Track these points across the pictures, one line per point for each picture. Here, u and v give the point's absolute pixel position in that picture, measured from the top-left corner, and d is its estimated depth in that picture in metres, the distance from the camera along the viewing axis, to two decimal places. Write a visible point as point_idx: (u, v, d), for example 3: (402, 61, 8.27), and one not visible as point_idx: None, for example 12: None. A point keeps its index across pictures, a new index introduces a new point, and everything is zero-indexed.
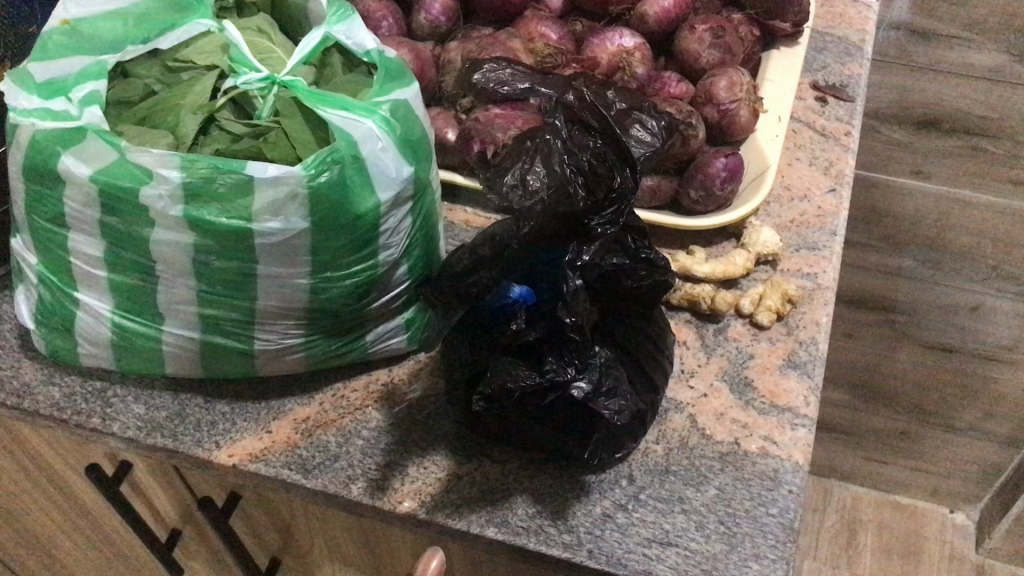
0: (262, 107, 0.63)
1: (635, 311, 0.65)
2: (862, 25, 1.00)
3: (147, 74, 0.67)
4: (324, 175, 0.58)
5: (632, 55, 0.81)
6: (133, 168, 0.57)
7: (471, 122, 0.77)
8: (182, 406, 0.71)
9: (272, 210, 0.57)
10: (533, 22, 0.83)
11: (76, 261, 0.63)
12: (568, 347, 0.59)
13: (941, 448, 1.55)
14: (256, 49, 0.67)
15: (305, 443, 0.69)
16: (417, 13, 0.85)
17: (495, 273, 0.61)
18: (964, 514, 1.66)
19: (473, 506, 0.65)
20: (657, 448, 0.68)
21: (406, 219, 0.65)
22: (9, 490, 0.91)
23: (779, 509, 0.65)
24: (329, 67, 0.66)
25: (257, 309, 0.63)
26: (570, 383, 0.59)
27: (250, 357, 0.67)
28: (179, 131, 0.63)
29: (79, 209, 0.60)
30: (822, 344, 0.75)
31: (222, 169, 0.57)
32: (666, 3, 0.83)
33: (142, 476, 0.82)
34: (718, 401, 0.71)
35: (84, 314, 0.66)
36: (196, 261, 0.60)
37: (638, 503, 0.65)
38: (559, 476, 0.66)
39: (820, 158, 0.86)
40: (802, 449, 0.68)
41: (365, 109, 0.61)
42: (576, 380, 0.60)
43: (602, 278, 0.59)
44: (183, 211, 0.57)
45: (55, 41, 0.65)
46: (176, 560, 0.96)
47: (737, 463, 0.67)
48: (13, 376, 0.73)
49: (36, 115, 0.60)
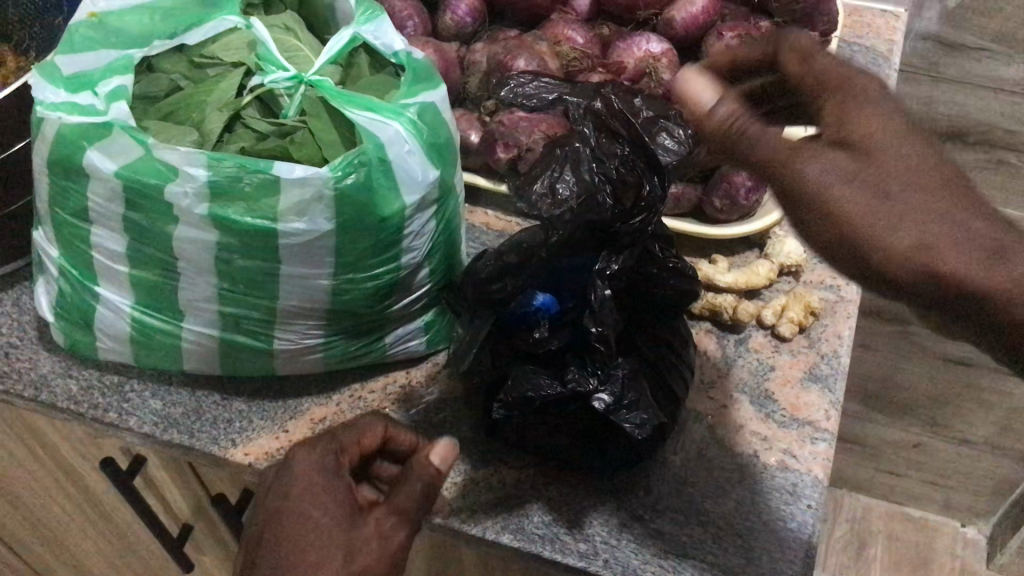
0: (288, 105, 0.62)
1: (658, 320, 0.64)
2: (890, 35, 0.99)
3: (173, 70, 0.67)
4: (351, 177, 0.57)
5: (658, 61, 0.81)
6: (159, 164, 0.57)
7: (495, 124, 0.76)
8: (199, 403, 0.71)
9: (297, 211, 0.57)
10: (559, 26, 0.83)
11: (97, 256, 0.63)
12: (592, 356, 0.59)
13: (956, 462, 1.54)
14: (282, 47, 0.66)
15: None
16: (444, 13, 0.85)
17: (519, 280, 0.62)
18: (976, 528, 1.65)
19: (488, 512, 0.65)
20: (675, 458, 0.67)
21: (430, 222, 0.64)
22: (22, 481, 0.91)
23: (798, 523, 0.64)
24: (355, 67, 0.66)
25: (278, 308, 0.63)
26: (592, 394, 0.59)
27: (269, 356, 0.66)
28: (205, 129, 0.62)
29: (103, 203, 0.60)
30: (843, 357, 0.74)
31: (249, 169, 0.56)
32: (694, 9, 0.82)
33: (156, 470, 0.82)
34: (738, 413, 0.70)
35: (103, 308, 0.66)
36: (218, 260, 0.60)
37: (655, 513, 0.65)
38: (575, 485, 0.66)
39: None
40: (822, 464, 0.68)
41: (392, 111, 0.60)
42: (598, 392, 0.59)
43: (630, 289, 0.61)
44: (208, 210, 0.57)
45: (82, 33, 0.64)
46: (186, 554, 0.96)
47: (755, 477, 0.67)
48: (31, 367, 0.73)
49: (63, 109, 0.59)
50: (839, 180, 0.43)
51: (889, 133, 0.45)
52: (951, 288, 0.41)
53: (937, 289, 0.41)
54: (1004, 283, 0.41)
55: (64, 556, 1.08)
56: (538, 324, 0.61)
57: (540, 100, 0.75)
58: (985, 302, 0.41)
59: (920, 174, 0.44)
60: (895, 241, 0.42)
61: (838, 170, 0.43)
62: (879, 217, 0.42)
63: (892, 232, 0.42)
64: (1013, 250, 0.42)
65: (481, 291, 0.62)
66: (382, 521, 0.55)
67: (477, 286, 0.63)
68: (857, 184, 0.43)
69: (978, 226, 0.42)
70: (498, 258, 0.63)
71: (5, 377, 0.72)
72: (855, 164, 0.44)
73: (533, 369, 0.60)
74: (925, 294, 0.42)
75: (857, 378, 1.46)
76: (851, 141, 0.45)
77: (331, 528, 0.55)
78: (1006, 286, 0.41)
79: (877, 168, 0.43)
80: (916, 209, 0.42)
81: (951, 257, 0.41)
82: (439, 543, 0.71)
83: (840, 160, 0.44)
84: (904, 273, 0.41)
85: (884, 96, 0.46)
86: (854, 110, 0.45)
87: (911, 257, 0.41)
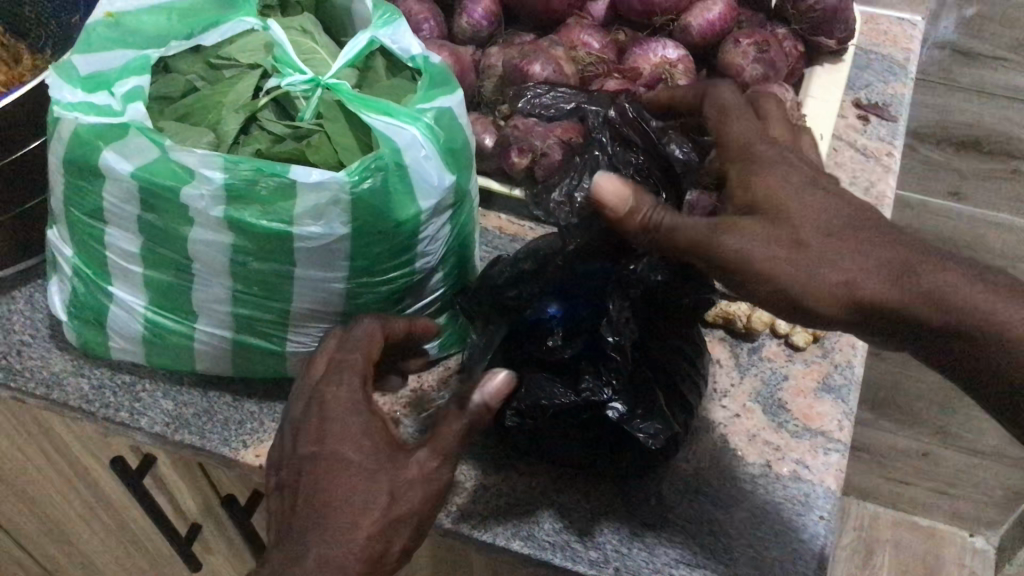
0: (305, 108, 0.62)
1: (673, 327, 0.64)
2: (907, 44, 0.99)
3: (189, 70, 0.67)
4: (367, 182, 0.57)
5: (675, 67, 0.81)
6: (175, 166, 0.57)
7: (510, 129, 0.76)
8: (210, 404, 0.71)
9: (313, 215, 0.57)
10: (575, 30, 0.83)
11: (112, 256, 0.63)
12: (607, 365, 0.59)
13: (965, 472, 1.53)
14: (299, 49, 0.66)
15: None
16: (460, 17, 0.85)
17: (535, 287, 0.63)
18: (984, 538, 1.64)
19: (499, 518, 0.65)
20: (687, 467, 0.67)
21: (445, 227, 0.64)
22: (32, 477, 0.91)
23: (810, 534, 0.64)
24: (372, 71, 0.66)
25: (292, 310, 0.63)
26: (605, 403, 0.59)
27: (281, 359, 0.66)
28: (221, 130, 0.62)
29: (119, 204, 0.60)
30: (857, 367, 0.74)
31: (266, 172, 0.56)
32: (711, 16, 0.82)
33: (165, 469, 0.82)
34: (751, 422, 0.70)
35: (117, 308, 0.66)
36: (233, 262, 0.60)
37: (666, 522, 0.64)
38: (586, 491, 0.66)
39: (860, 179, 0.85)
40: (834, 475, 0.67)
41: (409, 116, 0.60)
42: (612, 401, 0.59)
43: (645, 296, 0.61)
44: (224, 212, 0.57)
45: (99, 33, 0.64)
46: (194, 553, 0.96)
47: (767, 487, 0.66)
48: (43, 366, 0.73)
49: (80, 109, 0.59)
50: (758, 248, 0.50)
51: (792, 185, 0.52)
52: (878, 313, 0.50)
53: (866, 315, 0.50)
54: (925, 295, 0.49)
55: (72, 552, 1.08)
56: (552, 332, 0.61)
57: (558, 111, 0.75)
58: (907, 316, 0.50)
59: (834, 219, 0.51)
60: (831, 287, 0.49)
61: (765, 242, 0.50)
62: (808, 278, 0.49)
63: (823, 293, 0.49)
64: (921, 264, 0.50)
65: (497, 297, 0.64)
66: (426, 463, 0.53)
67: (492, 292, 0.65)
68: (783, 252, 0.50)
69: (892, 253, 0.50)
70: (513, 266, 0.65)
71: (18, 375, 0.72)
72: (776, 234, 0.50)
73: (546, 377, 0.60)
74: (858, 321, 0.50)
75: (867, 386, 1.45)
76: (759, 207, 0.51)
77: (371, 468, 0.52)
78: (928, 303, 0.50)
79: (794, 231, 0.50)
80: (837, 260, 0.50)
81: (873, 287, 0.49)
82: (449, 548, 0.70)
83: (760, 228, 0.50)
84: (836, 311, 0.50)
85: (784, 154, 0.53)
86: (760, 174, 0.52)
87: (848, 291, 0.49)
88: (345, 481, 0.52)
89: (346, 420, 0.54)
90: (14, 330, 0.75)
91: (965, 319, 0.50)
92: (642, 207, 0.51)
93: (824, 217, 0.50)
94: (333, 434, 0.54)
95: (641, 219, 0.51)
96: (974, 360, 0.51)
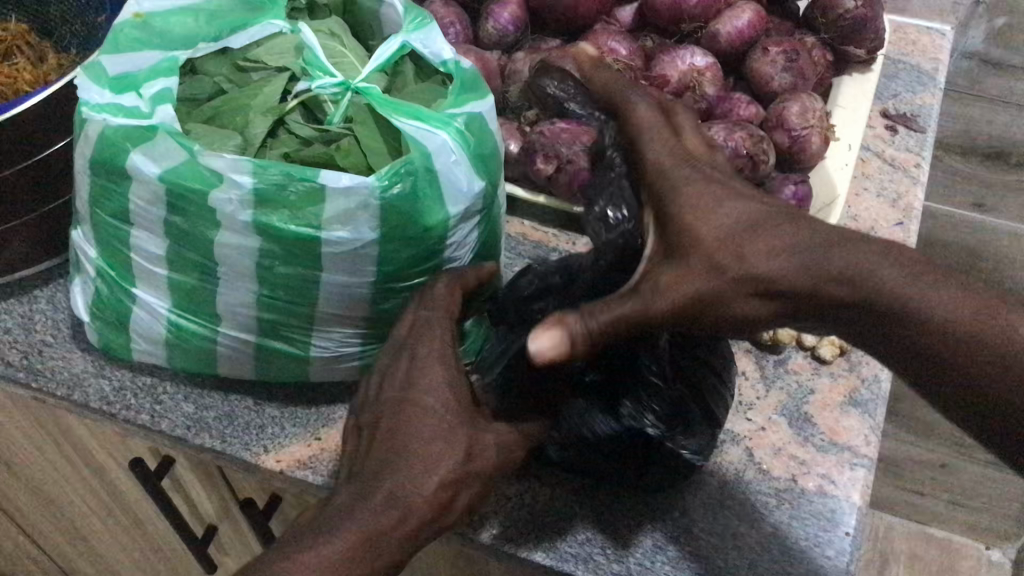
0: (334, 112, 0.62)
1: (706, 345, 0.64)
2: (936, 53, 0.98)
3: (216, 72, 0.66)
4: (397, 187, 0.57)
5: (703, 74, 0.80)
6: (203, 170, 0.57)
7: (535, 135, 0.76)
8: (232, 408, 0.70)
9: (342, 220, 0.57)
10: (602, 36, 0.82)
11: (137, 258, 0.63)
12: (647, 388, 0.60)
13: (984, 485, 1.51)
14: (328, 53, 0.66)
15: None
16: (486, 21, 0.84)
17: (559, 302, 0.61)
18: (1001, 552, 1.62)
19: (521, 529, 0.64)
20: (711, 481, 0.66)
21: (472, 233, 0.64)
22: (49, 475, 0.91)
23: (835, 551, 0.63)
24: (401, 75, 0.66)
25: (317, 315, 0.62)
26: (646, 426, 0.60)
27: (304, 364, 0.65)
28: (248, 132, 0.62)
29: (145, 206, 0.59)
30: (884, 381, 0.73)
31: (296, 177, 0.56)
32: (740, 23, 0.82)
33: (184, 471, 0.81)
34: (776, 435, 0.69)
35: (140, 310, 0.65)
36: (259, 266, 0.59)
37: (690, 536, 0.63)
38: (610, 503, 0.65)
39: (887, 190, 0.84)
40: (861, 491, 0.66)
41: (440, 121, 0.60)
42: (652, 423, 0.60)
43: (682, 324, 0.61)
44: (252, 216, 0.57)
45: (127, 34, 0.64)
46: (210, 554, 0.96)
47: (793, 502, 0.66)
48: (64, 366, 0.72)
49: (108, 111, 0.59)
50: (690, 287, 0.48)
51: (704, 204, 0.49)
52: (809, 304, 0.48)
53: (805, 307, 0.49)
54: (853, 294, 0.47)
55: (86, 549, 1.07)
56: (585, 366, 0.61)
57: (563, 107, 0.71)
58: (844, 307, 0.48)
59: (741, 231, 0.48)
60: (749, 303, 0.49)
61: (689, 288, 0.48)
62: (732, 301, 0.49)
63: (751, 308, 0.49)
64: (851, 256, 0.47)
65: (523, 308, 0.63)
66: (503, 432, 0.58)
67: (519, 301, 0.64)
68: (707, 292, 0.48)
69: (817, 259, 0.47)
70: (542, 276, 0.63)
71: (39, 375, 0.72)
72: (695, 268, 0.48)
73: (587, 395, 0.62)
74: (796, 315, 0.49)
75: None
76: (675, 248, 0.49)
77: (450, 422, 0.56)
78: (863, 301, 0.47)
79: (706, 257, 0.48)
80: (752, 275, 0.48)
81: (791, 287, 0.48)
82: (469, 557, 0.70)
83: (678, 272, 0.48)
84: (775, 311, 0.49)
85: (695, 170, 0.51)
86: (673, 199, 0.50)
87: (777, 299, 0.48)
88: (426, 429, 0.55)
89: (434, 372, 0.57)
90: (36, 330, 0.74)
91: (897, 312, 0.47)
92: (581, 330, 0.47)
93: (735, 235, 0.48)
94: (421, 384, 0.57)
95: (582, 347, 0.48)
96: (926, 351, 0.48)
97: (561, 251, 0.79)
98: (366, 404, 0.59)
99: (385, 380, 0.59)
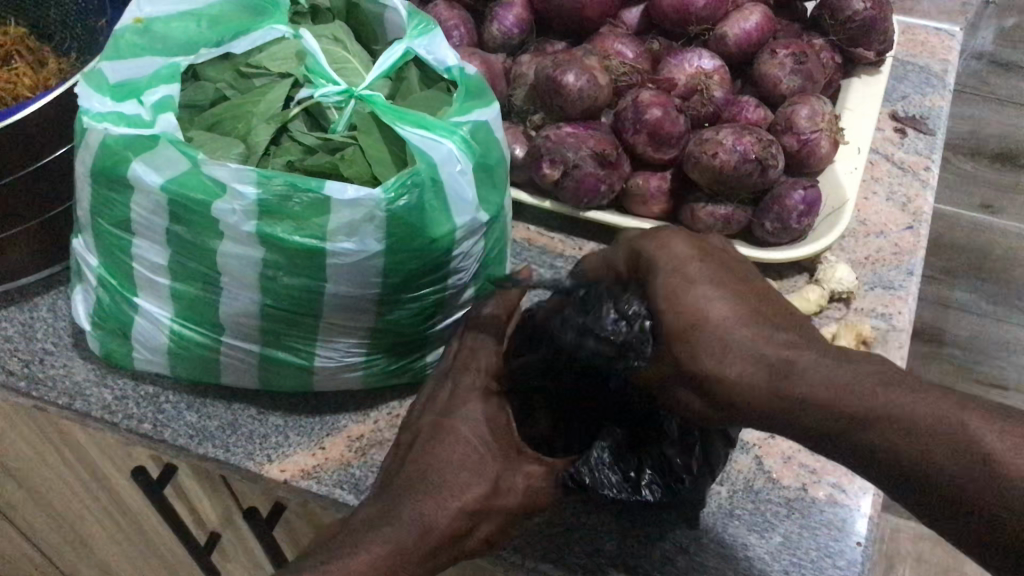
0: (338, 120, 0.61)
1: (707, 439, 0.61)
2: (944, 54, 0.97)
3: (218, 78, 0.65)
4: (403, 199, 0.56)
5: (710, 77, 0.79)
6: (206, 180, 0.56)
7: (541, 140, 0.75)
8: (235, 417, 0.69)
9: (347, 231, 0.56)
10: (608, 39, 0.82)
11: (138, 267, 0.62)
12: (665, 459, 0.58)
13: None
14: (331, 58, 0.65)
15: (359, 462, 0.67)
16: (490, 24, 0.83)
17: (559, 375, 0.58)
18: None
19: (529, 539, 0.63)
20: (721, 490, 0.66)
21: (478, 244, 0.63)
22: (51, 481, 0.90)
23: (846, 561, 0.62)
24: (405, 81, 0.65)
25: (321, 325, 0.62)
26: (644, 484, 0.58)
27: (308, 373, 0.65)
28: (251, 140, 0.61)
29: (147, 216, 0.58)
30: None
31: (299, 188, 0.55)
32: (747, 26, 0.81)
33: (186, 479, 0.80)
34: (786, 443, 0.68)
35: (142, 319, 0.64)
36: (263, 277, 0.58)
37: (700, 547, 0.63)
38: (618, 513, 0.64)
39: (897, 194, 0.83)
40: (872, 500, 0.65)
41: (445, 129, 0.59)
42: (651, 484, 0.58)
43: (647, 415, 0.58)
44: (255, 227, 0.56)
45: (127, 41, 0.62)
46: (212, 562, 0.94)
47: (803, 511, 0.65)
48: (65, 375, 0.71)
49: (109, 120, 0.58)
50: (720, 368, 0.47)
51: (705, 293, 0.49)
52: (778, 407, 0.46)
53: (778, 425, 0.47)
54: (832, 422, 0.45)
55: (87, 555, 1.06)
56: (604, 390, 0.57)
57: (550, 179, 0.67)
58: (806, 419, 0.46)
59: (719, 333, 0.48)
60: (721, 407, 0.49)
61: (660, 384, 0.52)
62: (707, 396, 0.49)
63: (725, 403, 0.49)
64: (838, 381, 0.45)
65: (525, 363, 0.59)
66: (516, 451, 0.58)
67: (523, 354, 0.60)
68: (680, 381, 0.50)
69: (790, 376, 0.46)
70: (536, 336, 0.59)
71: (41, 384, 0.71)
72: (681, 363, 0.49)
73: (602, 448, 0.57)
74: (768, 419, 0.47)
75: None
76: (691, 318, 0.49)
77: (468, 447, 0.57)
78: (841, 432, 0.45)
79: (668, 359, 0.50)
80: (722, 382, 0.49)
81: (756, 399, 0.46)
82: (475, 568, 0.69)
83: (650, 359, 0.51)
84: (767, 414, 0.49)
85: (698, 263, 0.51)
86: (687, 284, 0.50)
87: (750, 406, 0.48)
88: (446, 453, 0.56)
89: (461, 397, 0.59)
90: (37, 338, 0.74)
91: (868, 428, 0.44)
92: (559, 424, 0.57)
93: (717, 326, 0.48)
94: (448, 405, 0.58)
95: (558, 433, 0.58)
96: (914, 471, 0.43)
97: (568, 257, 0.78)
98: (408, 425, 0.61)
99: (427, 406, 0.61)
